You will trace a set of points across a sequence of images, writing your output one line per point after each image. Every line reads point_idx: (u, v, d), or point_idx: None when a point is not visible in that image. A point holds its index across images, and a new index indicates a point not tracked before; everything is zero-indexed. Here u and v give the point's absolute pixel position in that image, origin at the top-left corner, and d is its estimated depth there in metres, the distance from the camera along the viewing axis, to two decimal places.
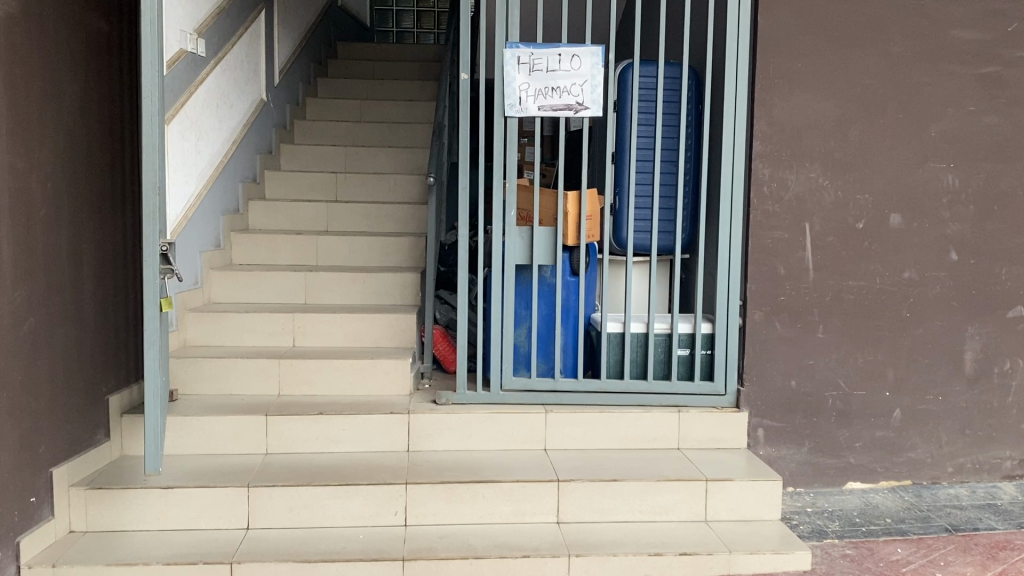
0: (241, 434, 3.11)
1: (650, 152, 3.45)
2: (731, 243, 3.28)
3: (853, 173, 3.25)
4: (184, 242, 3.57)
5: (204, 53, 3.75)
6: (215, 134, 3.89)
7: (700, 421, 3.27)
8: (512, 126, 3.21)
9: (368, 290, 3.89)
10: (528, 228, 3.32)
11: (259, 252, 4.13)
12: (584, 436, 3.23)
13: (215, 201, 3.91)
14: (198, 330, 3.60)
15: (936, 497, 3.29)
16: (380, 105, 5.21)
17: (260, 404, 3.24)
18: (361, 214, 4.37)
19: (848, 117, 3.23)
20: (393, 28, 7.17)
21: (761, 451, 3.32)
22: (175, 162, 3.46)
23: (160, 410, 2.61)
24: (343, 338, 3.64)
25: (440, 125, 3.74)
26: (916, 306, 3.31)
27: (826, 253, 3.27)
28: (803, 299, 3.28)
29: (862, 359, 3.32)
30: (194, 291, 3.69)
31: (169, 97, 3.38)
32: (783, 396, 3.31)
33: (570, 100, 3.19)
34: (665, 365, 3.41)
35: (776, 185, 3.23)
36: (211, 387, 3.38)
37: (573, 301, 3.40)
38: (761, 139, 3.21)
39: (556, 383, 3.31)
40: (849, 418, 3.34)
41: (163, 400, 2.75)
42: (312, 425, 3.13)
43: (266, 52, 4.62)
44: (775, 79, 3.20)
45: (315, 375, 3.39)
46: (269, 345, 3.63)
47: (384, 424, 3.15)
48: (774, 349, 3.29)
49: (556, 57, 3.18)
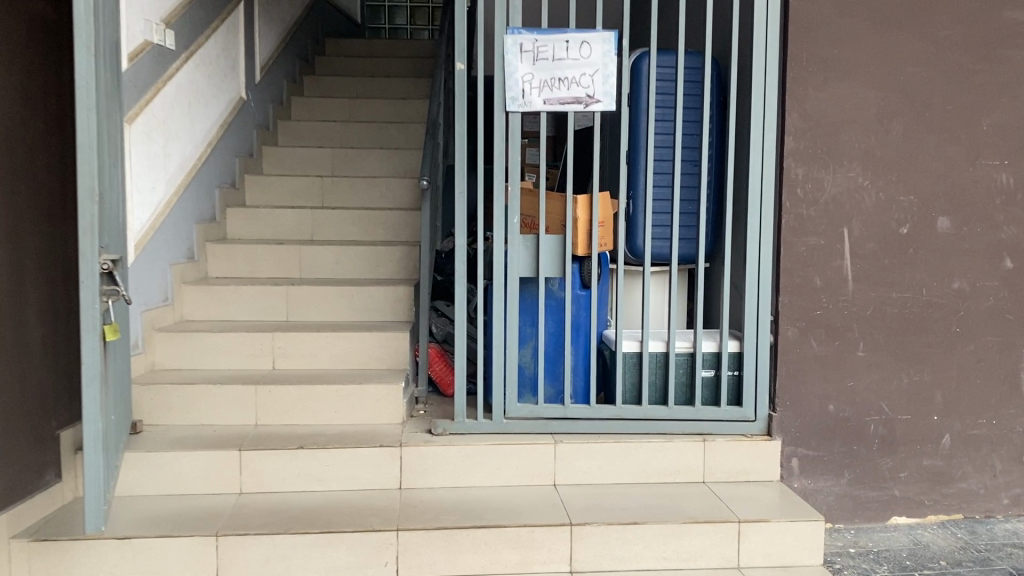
0: (212, 472, 2.76)
1: (669, 151, 3.12)
2: (761, 251, 2.93)
3: (897, 172, 2.90)
4: (150, 255, 3.20)
5: (173, 45, 3.40)
6: (185, 135, 3.53)
7: (726, 452, 2.92)
8: (516, 122, 2.86)
9: (356, 305, 3.53)
10: (534, 237, 2.94)
11: (237, 263, 3.77)
12: (598, 470, 2.88)
13: (187, 209, 3.56)
14: (168, 352, 3.25)
15: (993, 534, 2.93)
16: (371, 103, 4.87)
17: (235, 437, 2.90)
18: (348, 221, 4.02)
19: (891, 109, 2.88)
20: (385, 25, 6.83)
21: (796, 483, 2.97)
22: (136, 167, 3.09)
23: (103, 470, 2.21)
24: (329, 359, 3.29)
25: (434, 122, 3.40)
26: (967, 319, 2.96)
27: (867, 262, 2.92)
28: (842, 314, 2.93)
29: (906, 380, 2.96)
30: (163, 309, 3.33)
31: (130, 94, 3.03)
32: (820, 421, 2.96)
33: (579, 92, 2.84)
34: (688, 390, 3.04)
35: (811, 186, 2.88)
36: (180, 417, 3.02)
37: (585, 317, 3.04)
38: (793, 135, 2.86)
39: (566, 411, 2.96)
40: (893, 446, 2.98)
41: (114, 444, 2.37)
42: (292, 462, 2.78)
43: (245, 46, 4.25)
44: (809, 67, 2.85)
45: (297, 403, 3.03)
46: (247, 368, 3.28)
47: (373, 459, 2.80)
48: (810, 370, 2.94)
49: (564, 43, 2.82)
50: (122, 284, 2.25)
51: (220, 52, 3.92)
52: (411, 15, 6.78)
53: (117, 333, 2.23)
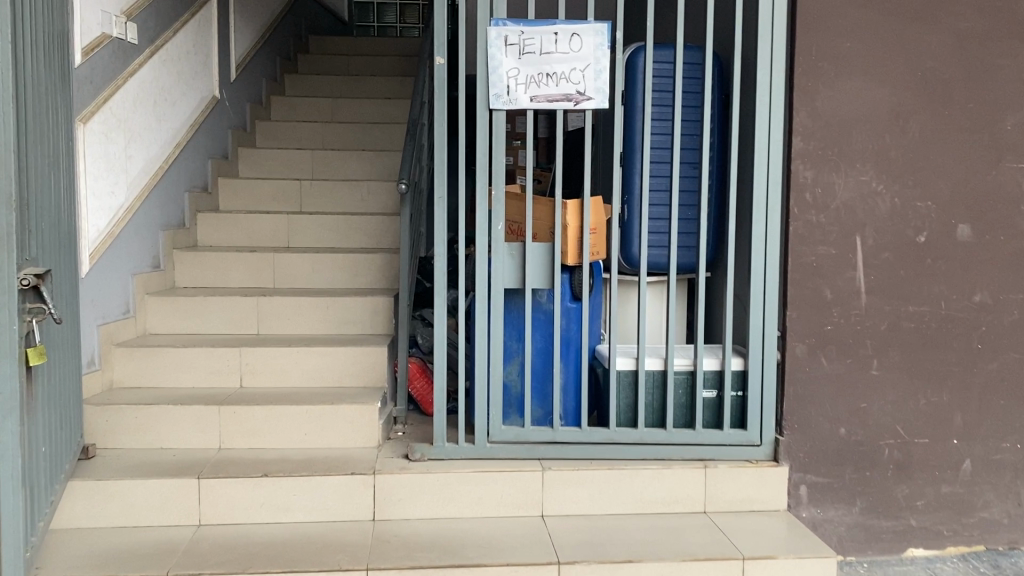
0: (169, 502, 2.53)
1: (666, 152, 2.90)
2: (765, 260, 2.70)
3: (914, 176, 2.67)
4: (106, 265, 2.97)
5: (136, 40, 3.17)
6: (150, 136, 3.30)
7: (729, 478, 2.70)
8: (500, 121, 2.63)
9: (332, 317, 3.30)
10: (519, 246, 2.70)
11: (208, 272, 3.54)
12: (589, 499, 2.65)
13: (151, 215, 3.33)
14: (128, 369, 3.02)
15: (1019, 568, 2.70)
16: (355, 103, 4.64)
17: (195, 463, 2.67)
18: (326, 228, 3.80)
19: (907, 107, 2.65)
20: (375, 24, 6.61)
21: (804, 513, 2.75)
22: (91, 169, 2.87)
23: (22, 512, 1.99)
24: (302, 377, 3.06)
25: (415, 123, 3.17)
26: (989, 335, 2.72)
27: (881, 273, 2.69)
28: (854, 330, 2.70)
29: (923, 402, 2.73)
30: (123, 322, 3.10)
31: (84, 91, 2.80)
32: (830, 446, 2.73)
33: (568, 89, 2.61)
34: (687, 412, 2.81)
35: (821, 191, 2.66)
36: (138, 440, 2.79)
37: (576, 332, 2.81)
38: (801, 136, 2.64)
39: (555, 434, 2.71)
40: (909, 473, 2.75)
41: (41, 481, 2.12)
42: (256, 490, 2.56)
43: (219, 42, 4.02)
44: (818, 62, 2.63)
45: (264, 425, 2.80)
46: (213, 386, 3.05)
47: (344, 488, 2.57)
48: (820, 390, 2.72)
49: (552, 36, 2.59)
50: (49, 300, 2.03)
51: (190, 48, 3.69)
52: (402, 14, 6.57)
53: (41, 359, 2.00)
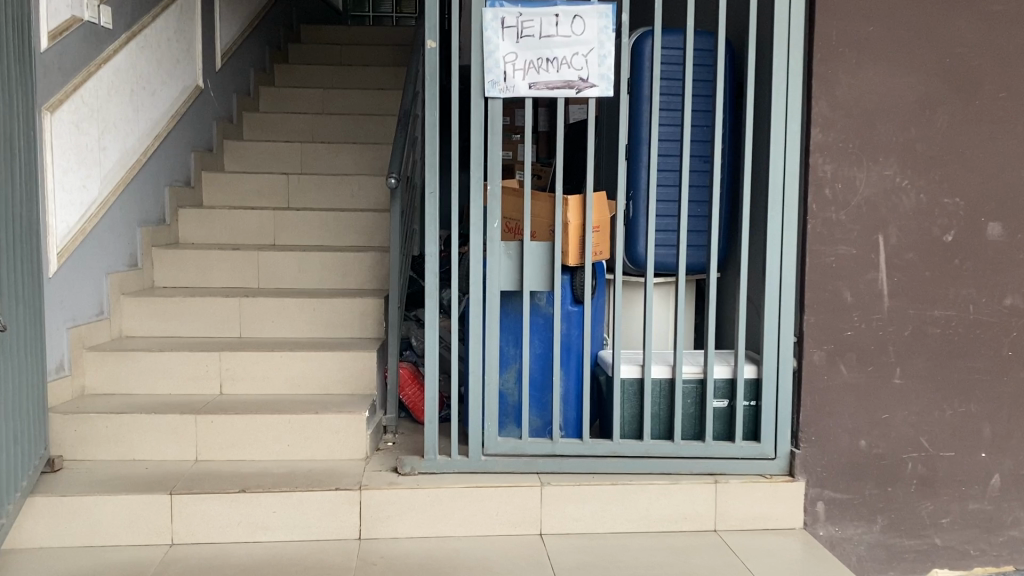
0: (138, 519, 2.35)
1: (675, 145, 2.71)
2: (781, 260, 2.52)
3: (941, 170, 2.48)
4: (77, 264, 2.79)
5: (111, 24, 2.98)
6: (126, 126, 3.12)
7: (741, 495, 2.52)
8: (496, 110, 2.45)
9: (318, 319, 3.12)
10: (517, 245, 2.51)
11: (188, 271, 3.36)
12: (592, 517, 2.47)
13: (127, 210, 3.14)
14: (100, 374, 2.84)
15: None
16: (347, 94, 4.46)
17: (168, 476, 2.48)
18: (314, 224, 3.61)
19: (935, 96, 2.46)
20: (370, 13, 6.49)
21: (821, 531, 2.56)
22: (59, 161, 2.68)
23: None
24: (285, 384, 2.88)
25: (407, 113, 2.98)
26: (1020, 341, 2.54)
27: (905, 275, 2.50)
28: (876, 336, 2.51)
29: (949, 412, 2.55)
30: (96, 324, 2.92)
31: (51, 76, 2.61)
32: (849, 460, 2.55)
33: (570, 75, 2.42)
34: (696, 422, 2.62)
35: (841, 186, 2.47)
36: (108, 451, 2.61)
37: (577, 337, 2.63)
38: (821, 127, 2.45)
39: (554, 446, 2.54)
40: (933, 488, 2.57)
41: None
42: (233, 507, 2.37)
43: (203, 29, 3.84)
44: (839, 47, 2.44)
45: (243, 436, 2.62)
46: (191, 392, 2.87)
47: (328, 504, 2.39)
48: (839, 400, 2.53)
49: (553, 18, 2.41)
50: None
51: (172, 34, 3.50)
52: (398, 4, 6.47)
53: None
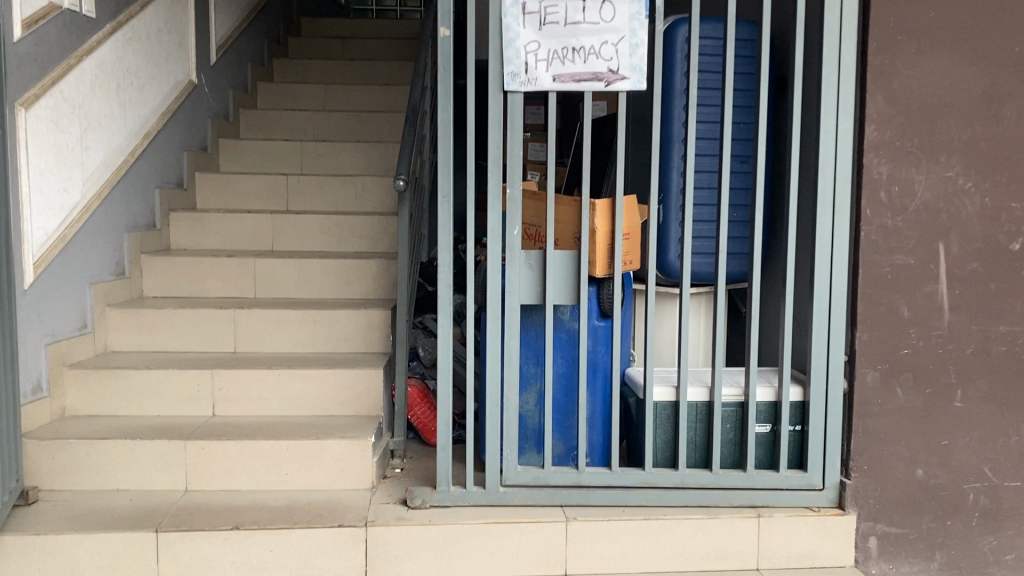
0: (120, 560, 2.11)
1: (711, 144, 2.47)
2: (831, 271, 2.28)
3: (1007, 171, 2.24)
4: (56, 274, 2.56)
5: (93, 14, 2.74)
6: (111, 124, 2.88)
7: (786, 530, 2.29)
8: (517, 105, 2.21)
9: (319, 333, 2.88)
10: (539, 255, 2.27)
11: (181, 280, 3.12)
12: (622, 555, 2.24)
13: (113, 215, 2.91)
14: (83, 394, 2.61)
15: None
16: (348, 90, 4.22)
17: (155, 510, 2.25)
18: (315, 228, 3.37)
19: (1001, 89, 2.21)
20: (374, 7, 6.25)
21: (873, 569, 2.33)
22: (33, 161, 2.43)
23: None
24: (283, 404, 2.65)
25: (416, 108, 2.74)
26: None
27: (968, 287, 2.26)
28: (936, 354, 2.27)
29: (1015, 438, 2.31)
30: (79, 340, 2.69)
31: (24, 70, 2.36)
32: (905, 490, 2.31)
33: (598, 66, 2.18)
34: (736, 449, 2.39)
35: (897, 189, 2.23)
36: (90, 481, 2.37)
37: (603, 355, 2.39)
38: (876, 124, 2.21)
39: (580, 477, 2.30)
40: (997, 521, 2.33)
41: None
42: (225, 546, 2.14)
43: (197, 21, 3.60)
44: (897, 35, 2.19)
45: (238, 463, 2.39)
46: (182, 413, 2.64)
47: (330, 543, 2.16)
48: (895, 425, 2.29)
49: (579, 2, 2.17)
50: None
51: (162, 25, 3.27)
52: None
53: None
